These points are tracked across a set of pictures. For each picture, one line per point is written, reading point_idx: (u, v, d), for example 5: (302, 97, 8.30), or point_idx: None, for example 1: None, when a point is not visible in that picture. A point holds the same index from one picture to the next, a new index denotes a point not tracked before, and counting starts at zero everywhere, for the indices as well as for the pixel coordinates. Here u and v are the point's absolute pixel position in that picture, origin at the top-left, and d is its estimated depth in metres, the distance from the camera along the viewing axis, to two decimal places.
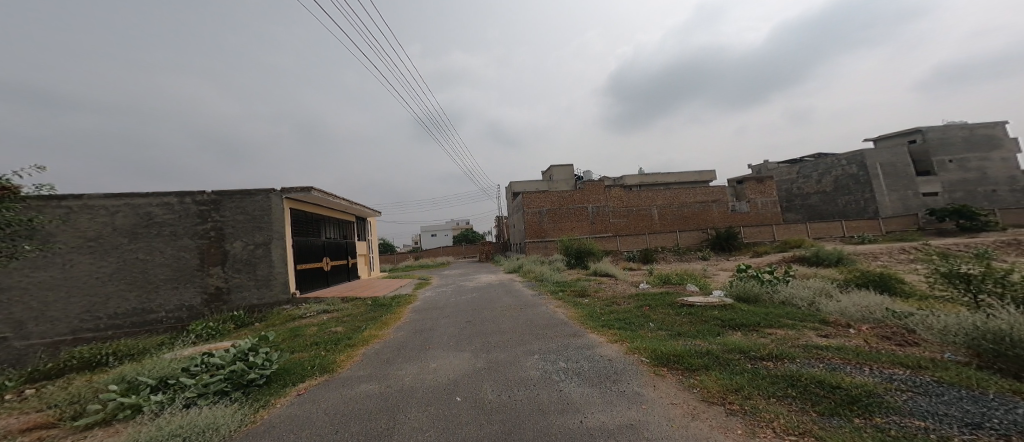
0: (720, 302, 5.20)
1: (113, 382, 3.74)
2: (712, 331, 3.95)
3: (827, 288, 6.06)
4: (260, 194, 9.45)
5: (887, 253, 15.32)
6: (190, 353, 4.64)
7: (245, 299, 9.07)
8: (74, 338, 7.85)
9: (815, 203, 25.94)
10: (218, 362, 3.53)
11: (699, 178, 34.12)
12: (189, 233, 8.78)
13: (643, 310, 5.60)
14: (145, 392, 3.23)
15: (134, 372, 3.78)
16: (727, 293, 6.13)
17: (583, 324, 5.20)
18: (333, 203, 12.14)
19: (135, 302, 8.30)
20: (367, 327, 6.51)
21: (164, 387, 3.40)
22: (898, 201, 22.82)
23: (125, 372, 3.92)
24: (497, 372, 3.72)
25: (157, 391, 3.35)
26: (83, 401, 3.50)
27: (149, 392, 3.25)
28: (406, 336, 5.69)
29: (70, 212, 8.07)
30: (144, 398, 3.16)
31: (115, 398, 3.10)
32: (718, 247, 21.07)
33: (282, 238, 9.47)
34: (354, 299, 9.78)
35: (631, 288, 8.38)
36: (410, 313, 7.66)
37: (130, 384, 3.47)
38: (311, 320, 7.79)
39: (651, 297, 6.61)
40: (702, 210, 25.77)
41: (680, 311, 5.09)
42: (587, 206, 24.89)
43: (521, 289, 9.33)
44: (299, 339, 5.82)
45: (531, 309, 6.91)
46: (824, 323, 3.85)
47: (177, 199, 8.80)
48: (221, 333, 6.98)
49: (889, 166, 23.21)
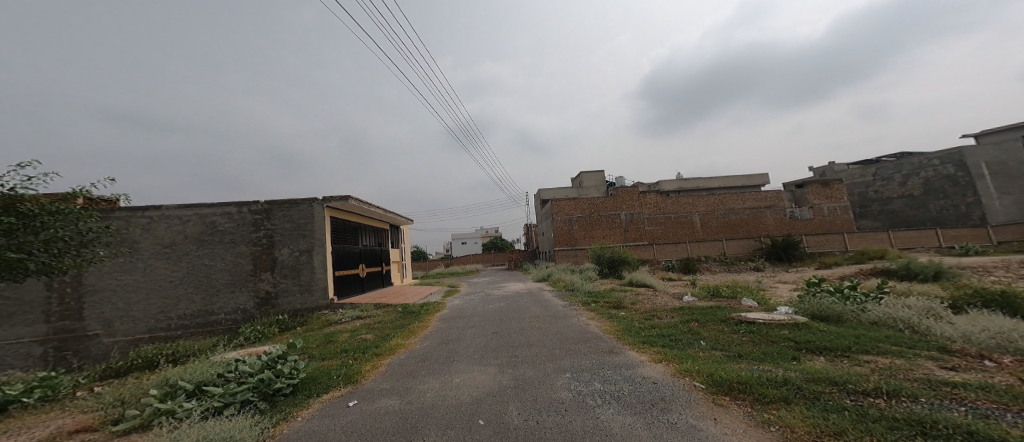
0: (790, 320, 4.35)
1: (154, 386, 3.80)
2: (785, 354, 3.24)
3: (935, 309, 4.90)
4: (305, 202, 9.89)
5: (1003, 267, 12.74)
6: (228, 357, 4.71)
7: (291, 303, 9.45)
8: (150, 336, 8.58)
9: (897, 209, 22.64)
10: (247, 369, 3.46)
11: (749, 183, 31.41)
12: (244, 240, 9.35)
13: (690, 325, 4.87)
14: (180, 398, 3.18)
15: (173, 376, 3.84)
16: (796, 310, 5.19)
17: (620, 339, 4.61)
18: (371, 211, 12.46)
19: (199, 304, 8.93)
20: (395, 335, 6.38)
21: (198, 393, 3.35)
22: (1011, 205, 19.21)
23: (166, 375, 3.99)
24: (524, 392, 3.29)
25: (191, 397, 3.29)
26: (128, 403, 3.54)
27: (183, 398, 3.20)
28: (431, 346, 5.43)
29: (150, 221, 8.92)
30: (178, 403, 3.11)
31: (152, 402, 3.07)
32: (775, 257, 18.95)
33: (323, 245, 9.80)
34: (387, 307, 9.84)
35: (672, 300, 7.53)
36: (438, 322, 7.45)
37: (168, 389, 3.49)
38: (346, 325, 7.87)
39: (697, 311, 5.82)
40: (753, 216, 23.53)
41: (737, 328, 4.33)
42: (620, 213, 23.78)
43: (551, 299, 8.82)
44: (332, 345, 5.78)
45: (561, 320, 6.40)
46: (944, 352, 3.00)
47: (236, 209, 9.42)
48: (266, 336, 7.19)
49: (997, 165, 19.69)
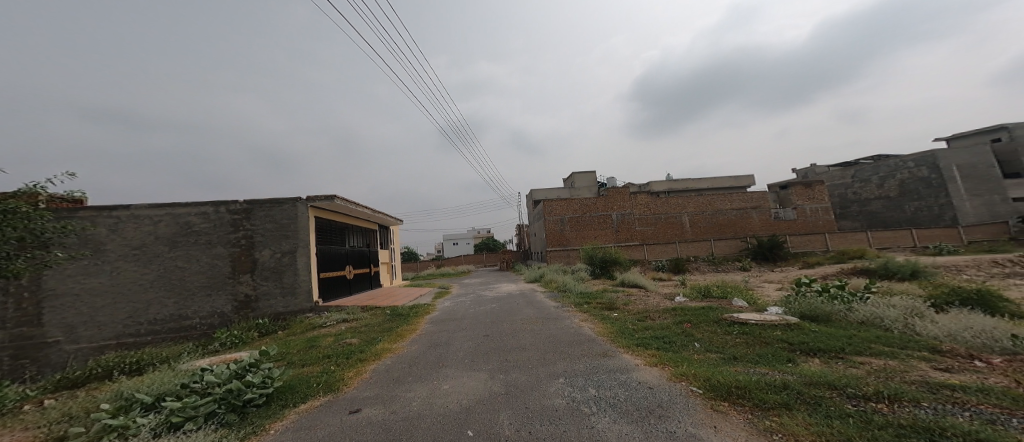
0: (782, 321, 4.35)
1: (111, 400, 3.51)
2: (780, 356, 3.20)
3: (918, 307, 4.99)
4: (288, 202, 9.58)
5: (974, 266, 13.24)
6: (198, 366, 4.44)
7: (272, 307, 9.12)
8: (117, 342, 8.13)
9: (875, 210, 23.38)
10: (213, 379, 3.23)
11: (736, 184, 32.00)
12: (222, 241, 8.97)
13: (683, 326, 4.85)
14: (135, 412, 2.92)
15: (132, 388, 3.55)
16: (786, 309, 5.21)
17: (614, 341, 4.55)
18: (358, 211, 12.17)
19: (172, 308, 8.51)
20: (382, 338, 6.18)
21: (157, 407, 3.09)
22: (981, 207, 20.04)
23: (126, 387, 3.71)
24: (516, 399, 3.17)
25: (148, 412, 3.03)
26: (78, 419, 3.25)
27: (139, 412, 2.94)
28: (420, 351, 5.26)
29: (118, 221, 8.46)
30: (133, 418, 2.85)
31: (102, 418, 2.80)
32: (761, 257, 19.31)
33: (307, 246, 9.51)
34: (375, 309, 9.59)
35: (664, 300, 7.50)
36: (426, 324, 7.26)
37: (124, 402, 3.22)
38: (331, 329, 7.61)
39: (690, 311, 5.80)
40: (740, 217, 23.94)
41: (730, 329, 4.33)
42: (611, 213, 23.90)
43: (544, 300, 8.73)
44: (313, 351, 5.55)
45: (553, 322, 6.31)
46: (935, 352, 3.00)
47: (213, 208, 9.03)
48: (243, 341, 6.87)
49: (968, 168, 20.52)
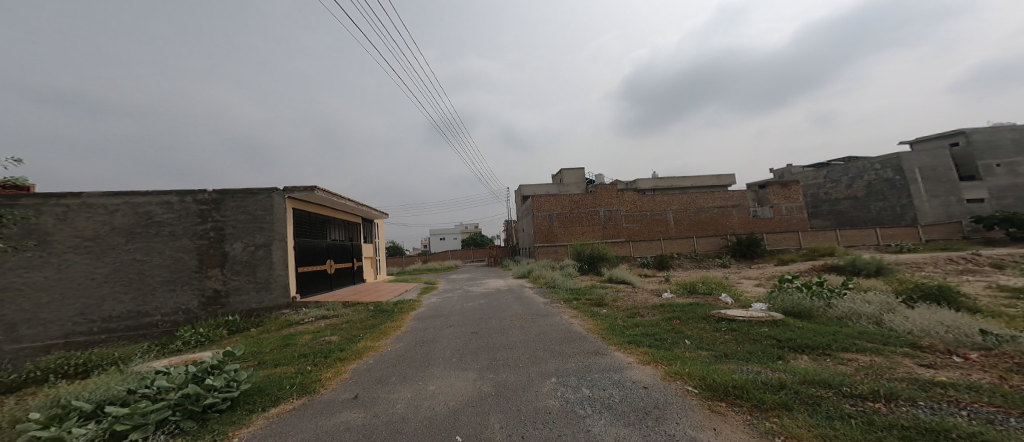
0: (768, 317, 4.41)
1: (49, 406, 3.14)
2: (769, 354, 3.22)
3: (891, 303, 5.19)
4: (262, 193, 9.10)
5: (932, 263, 14.07)
6: (156, 367, 4.08)
7: (244, 303, 8.68)
8: (67, 341, 7.53)
9: (844, 209, 24.50)
10: (167, 383, 2.91)
11: (717, 182, 32.85)
12: (188, 233, 8.43)
13: (673, 324, 4.93)
14: (73, 421, 2.56)
15: (74, 393, 3.17)
16: (770, 306, 5.31)
17: (606, 339, 4.56)
18: (339, 204, 11.74)
19: (130, 304, 7.95)
20: (364, 336, 5.95)
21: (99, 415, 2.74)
22: (938, 208, 21.30)
23: (66, 392, 3.32)
24: (507, 400, 3.07)
25: (88, 421, 2.68)
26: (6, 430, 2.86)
27: (77, 421, 2.58)
28: (404, 349, 5.08)
29: (67, 210, 7.80)
30: (69, 427, 2.50)
31: (30, 428, 2.44)
32: (739, 254, 19.94)
33: (283, 239, 9.09)
34: (356, 305, 9.28)
35: (652, 296, 7.56)
36: (412, 321, 7.05)
37: (60, 410, 2.84)
38: (308, 326, 7.29)
39: (678, 308, 5.85)
40: (720, 215, 24.60)
41: (718, 326, 4.40)
42: (599, 210, 24.07)
43: (533, 296, 8.67)
44: (287, 349, 5.27)
45: (543, 319, 6.26)
46: (916, 348, 3.08)
47: (177, 198, 8.46)
48: (211, 339, 6.46)
49: (929, 170, 21.73)
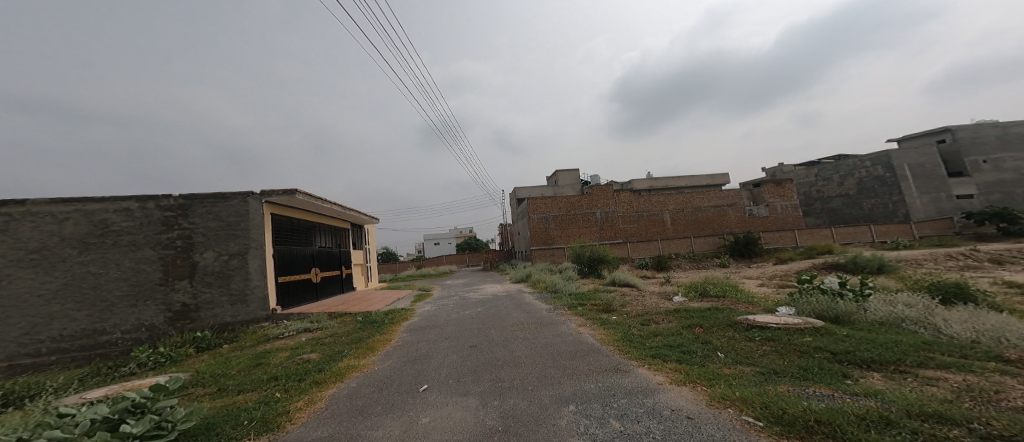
0: (807, 324, 3.90)
1: None
2: (831, 369, 2.70)
3: (927, 304, 4.74)
4: (236, 197, 8.37)
5: (932, 260, 13.96)
6: (80, 402, 3.35)
7: (216, 317, 7.92)
8: (9, 365, 6.67)
9: (836, 207, 24.58)
10: (60, 433, 2.02)
11: (711, 182, 32.83)
12: (150, 242, 7.62)
13: (696, 332, 4.46)
14: None
15: None
16: (799, 310, 4.81)
17: (624, 352, 4.05)
18: (324, 209, 11.03)
19: (84, 322, 7.11)
20: (348, 352, 5.30)
21: None
22: (929, 204, 21.44)
23: None
24: (517, 439, 2.45)
25: None
26: None
27: None
28: (393, 368, 4.43)
29: (9, 219, 6.99)
30: None
31: None
32: (738, 254, 19.72)
33: (261, 247, 8.35)
34: (342, 316, 8.57)
35: (662, 300, 7.06)
36: (403, 334, 6.39)
37: None
38: (287, 341, 6.57)
39: (696, 314, 5.37)
40: (716, 214, 24.42)
41: (750, 335, 3.91)
42: (595, 211, 23.66)
43: (534, 302, 8.11)
44: (256, 371, 4.56)
45: (547, 328, 5.71)
46: (1006, 363, 2.58)
47: (137, 204, 7.65)
48: (172, 359, 5.64)
49: (918, 167, 21.89)
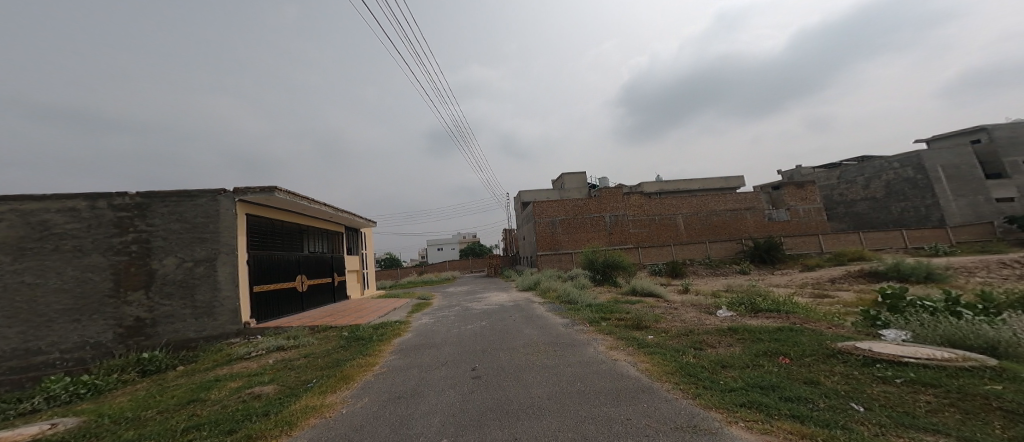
0: (967, 359, 2.68)
1: None
2: None
3: None
4: (205, 196, 7.27)
5: (984, 267, 12.61)
6: None
7: (177, 333, 6.76)
8: None
9: (861, 211, 23.29)
10: None
11: (725, 185, 31.60)
12: (99, 247, 6.50)
13: (784, 364, 3.25)
14: None
15: None
16: (917, 335, 3.58)
17: (693, 396, 2.83)
18: (312, 210, 9.93)
19: (14, 341, 5.96)
20: (318, 382, 4.11)
21: None
22: (965, 207, 20.10)
23: None
24: None
25: None
26: None
27: None
28: (367, 413, 3.20)
29: None
30: None
31: None
32: (759, 260, 18.40)
33: (232, 252, 7.22)
34: (327, 331, 7.40)
35: (704, 315, 5.85)
36: (392, 356, 5.19)
37: None
38: (252, 364, 5.38)
39: (766, 337, 4.13)
40: (734, 218, 23.14)
41: (885, 375, 2.69)
42: (605, 215, 22.49)
43: (548, 314, 6.93)
44: (182, 413, 3.34)
45: (570, 350, 4.50)
46: None
47: (85, 203, 6.56)
48: (97, 390, 4.43)
49: (952, 168, 20.59)
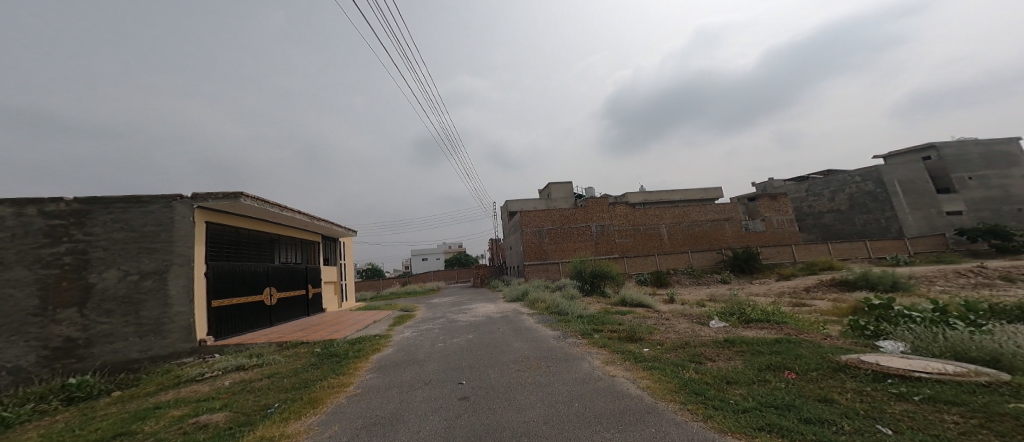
0: (979, 376, 2.58)
1: None
2: None
3: None
4: (157, 202, 6.59)
5: (942, 276, 13.36)
6: None
7: (116, 354, 6.00)
8: None
9: (829, 222, 24.47)
10: None
11: (705, 197, 32.57)
12: (25, 259, 5.72)
13: (791, 380, 3.08)
14: None
15: None
16: (918, 347, 3.51)
17: (705, 418, 2.59)
18: (283, 218, 9.29)
19: None
20: (278, 409, 3.62)
21: None
22: (921, 219, 21.41)
23: None
24: None
25: None
26: None
27: None
28: None
29: None
30: None
31: None
32: (738, 269, 18.83)
33: (187, 263, 6.54)
34: (295, 348, 6.77)
35: (699, 327, 5.71)
36: (367, 375, 4.73)
37: None
38: (203, 387, 4.76)
39: (765, 349, 4.00)
40: (713, 228, 23.75)
41: (902, 392, 2.54)
42: (590, 224, 22.57)
43: (540, 327, 6.63)
44: None
45: (565, 366, 4.21)
46: None
47: (11, 210, 5.79)
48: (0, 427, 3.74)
49: (908, 183, 21.98)
